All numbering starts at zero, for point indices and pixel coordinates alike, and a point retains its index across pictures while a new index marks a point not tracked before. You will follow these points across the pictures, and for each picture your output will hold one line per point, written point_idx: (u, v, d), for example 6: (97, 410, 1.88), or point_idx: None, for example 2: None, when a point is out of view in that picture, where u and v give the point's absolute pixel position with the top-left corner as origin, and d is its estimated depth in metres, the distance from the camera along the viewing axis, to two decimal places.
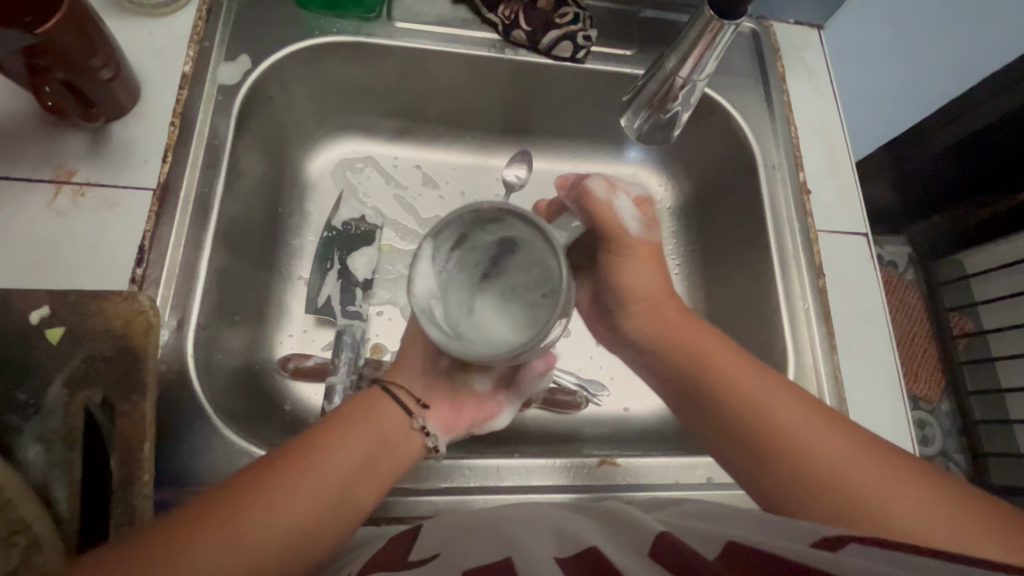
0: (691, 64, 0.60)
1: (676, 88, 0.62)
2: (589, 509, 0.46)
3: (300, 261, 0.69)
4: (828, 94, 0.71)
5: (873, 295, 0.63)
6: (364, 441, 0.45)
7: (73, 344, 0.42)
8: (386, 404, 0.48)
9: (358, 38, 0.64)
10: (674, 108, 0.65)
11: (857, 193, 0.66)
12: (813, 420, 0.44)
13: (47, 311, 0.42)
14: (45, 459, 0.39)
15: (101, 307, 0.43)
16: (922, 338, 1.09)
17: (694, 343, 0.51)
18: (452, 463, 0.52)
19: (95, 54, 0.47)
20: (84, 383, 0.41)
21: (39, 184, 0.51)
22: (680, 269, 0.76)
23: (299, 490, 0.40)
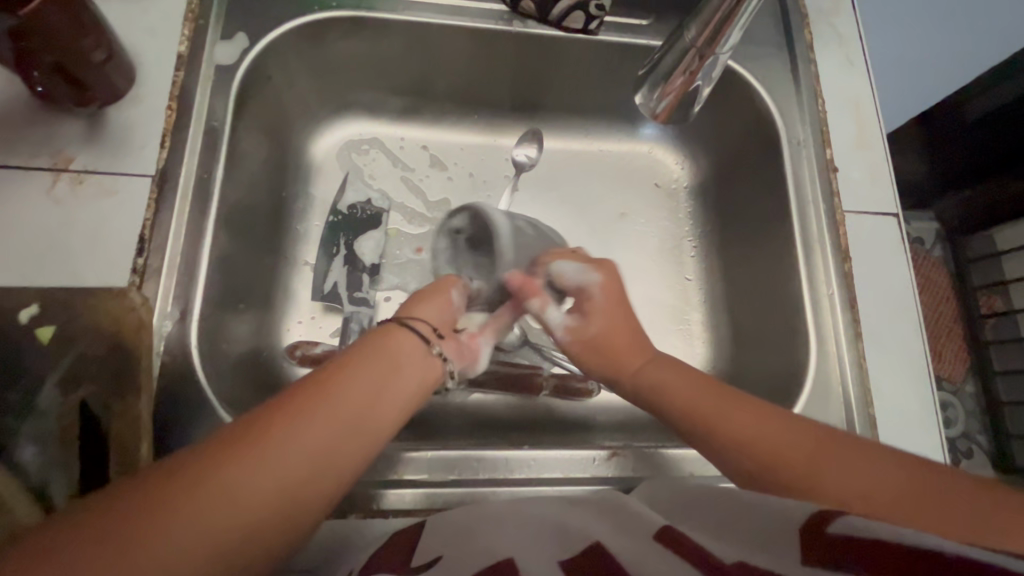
0: (714, 38, 0.56)
1: (698, 64, 0.58)
2: (594, 500, 0.44)
3: (305, 246, 0.68)
4: (859, 62, 0.66)
5: (902, 279, 0.60)
6: (381, 373, 0.42)
7: (66, 341, 0.42)
8: (398, 339, 0.45)
9: (359, 12, 0.61)
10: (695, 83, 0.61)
11: (888, 170, 0.62)
12: (775, 428, 0.43)
13: (37, 310, 0.42)
14: (39, 458, 0.39)
15: (94, 305, 0.43)
16: (947, 318, 1.05)
17: (642, 371, 0.51)
18: (451, 455, 0.51)
19: (85, 35, 0.45)
20: (77, 382, 0.41)
21: (36, 172, 0.49)
22: (696, 251, 0.74)
23: (323, 418, 0.37)
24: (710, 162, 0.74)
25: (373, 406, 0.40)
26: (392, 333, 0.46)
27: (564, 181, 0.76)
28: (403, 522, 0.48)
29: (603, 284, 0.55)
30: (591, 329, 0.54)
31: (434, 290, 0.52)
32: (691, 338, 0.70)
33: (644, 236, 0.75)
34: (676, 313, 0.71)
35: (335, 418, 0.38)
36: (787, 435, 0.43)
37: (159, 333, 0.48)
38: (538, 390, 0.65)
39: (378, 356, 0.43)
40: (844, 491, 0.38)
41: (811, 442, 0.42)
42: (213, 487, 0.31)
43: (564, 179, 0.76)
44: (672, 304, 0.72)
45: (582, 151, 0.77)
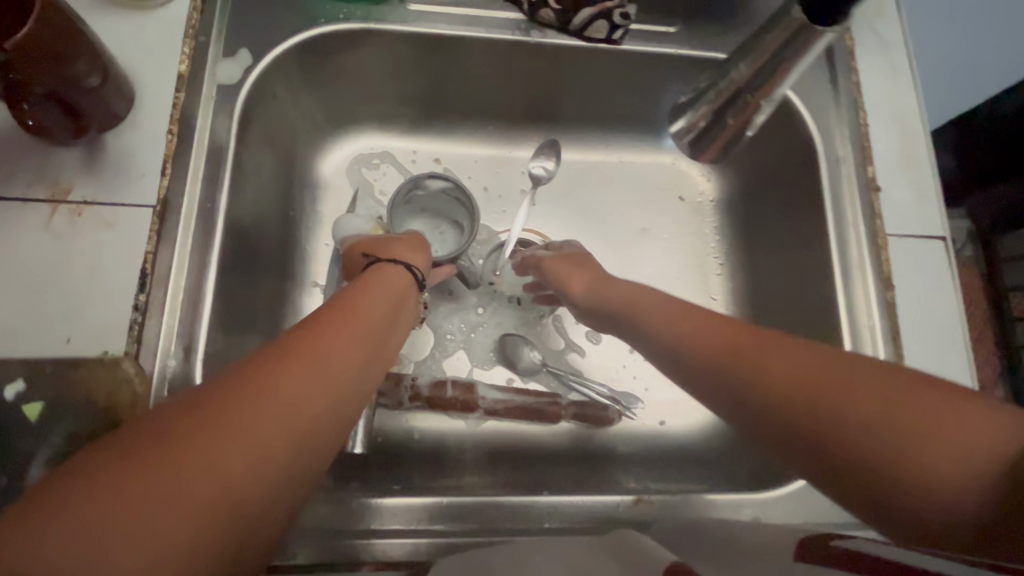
0: (766, 79, 0.53)
1: (748, 104, 0.54)
2: (604, 540, 0.42)
3: (314, 267, 0.65)
4: (905, 69, 0.61)
5: (952, 307, 0.55)
6: (387, 304, 0.44)
7: (54, 417, 0.41)
8: (391, 274, 0.48)
9: (367, 25, 0.57)
10: (749, 119, 0.55)
11: (936, 189, 0.58)
12: (715, 325, 0.42)
13: (22, 385, 0.41)
14: None
15: (83, 378, 0.42)
16: (978, 321, 0.99)
17: (626, 294, 0.52)
18: (431, 502, 0.50)
19: (78, 60, 0.42)
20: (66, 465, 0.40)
21: (34, 204, 0.47)
22: (723, 269, 0.70)
23: (339, 344, 0.36)
24: (738, 175, 0.70)
25: (383, 331, 0.42)
26: (385, 271, 0.48)
27: (581, 194, 0.73)
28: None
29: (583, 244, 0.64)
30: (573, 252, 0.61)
31: (416, 241, 0.55)
32: None
33: (668, 251, 0.71)
34: None
35: (356, 338, 0.38)
36: (739, 339, 0.39)
37: (162, 374, 0.46)
38: (556, 418, 0.63)
39: (379, 288, 0.45)
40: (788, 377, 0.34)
41: (753, 341, 0.38)
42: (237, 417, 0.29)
43: (581, 192, 0.73)
44: None
45: (602, 163, 0.73)
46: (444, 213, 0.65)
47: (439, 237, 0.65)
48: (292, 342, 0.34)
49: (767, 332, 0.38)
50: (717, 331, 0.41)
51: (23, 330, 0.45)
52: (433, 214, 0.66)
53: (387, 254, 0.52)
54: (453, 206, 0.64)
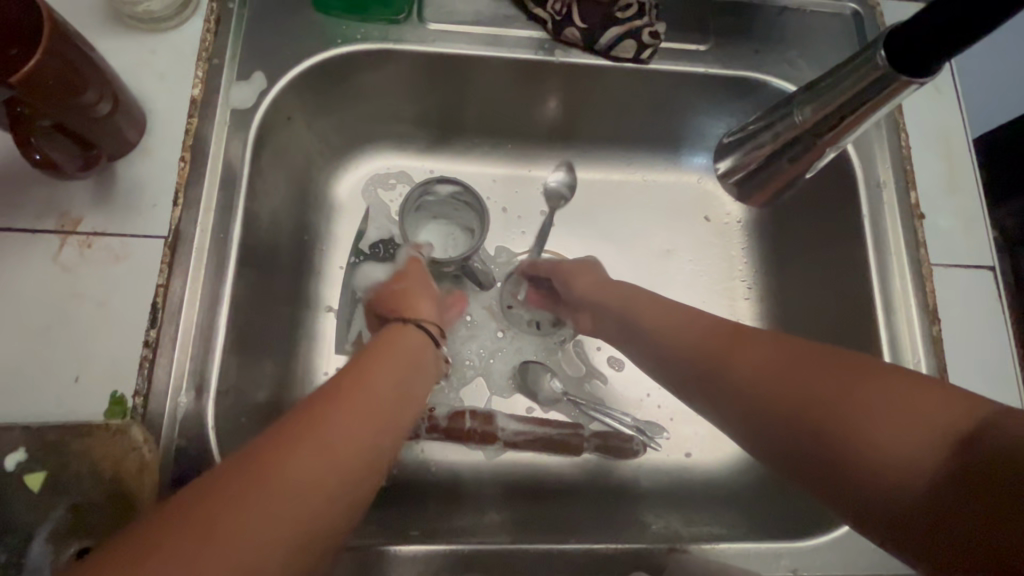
0: (830, 124, 0.52)
1: (811, 147, 0.54)
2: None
3: (328, 291, 0.63)
4: (949, 87, 0.58)
5: (1001, 344, 0.52)
6: (406, 363, 0.43)
7: (59, 487, 0.39)
8: (407, 336, 0.45)
9: (385, 45, 0.55)
10: (810, 163, 0.55)
11: (983, 215, 0.55)
12: (691, 328, 0.47)
13: (23, 455, 0.39)
14: None
15: (88, 446, 0.40)
16: None
17: (626, 295, 0.54)
18: (444, 551, 0.47)
19: (87, 89, 0.41)
20: (72, 535, 0.38)
21: (43, 235, 0.46)
22: (751, 293, 0.67)
23: (350, 419, 0.35)
24: None
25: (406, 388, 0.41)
26: (397, 334, 0.45)
27: (602, 214, 0.70)
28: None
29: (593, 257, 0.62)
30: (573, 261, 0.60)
31: (422, 285, 0.53)
32: None
33: (693, 274, 0.69)
34: None
35: (373, 402, 0.37)
36: (718, 336, 0.45)
37: (174, 414, 0.45)
38: (578, 450, 0.61)
39: (401, 345, 0.44)
40: (772, 384, 0.39)
41: (737, 344, 0.43)
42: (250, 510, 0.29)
43: (603, 212, 0.71)
44: None
45: (624, 182, 0.71)
46: (457, 218, 0.63)
47: (454, 244, 0.63)
48: (301, 424, 0.33)
49: (742, 333, 0.44)
50: (697, 335, 0.46)
51: (30, 368, 0.43)
52: (444, 220, 0.64)
53: (399, 310, 0.49)
54: (464, 210, 0.62)
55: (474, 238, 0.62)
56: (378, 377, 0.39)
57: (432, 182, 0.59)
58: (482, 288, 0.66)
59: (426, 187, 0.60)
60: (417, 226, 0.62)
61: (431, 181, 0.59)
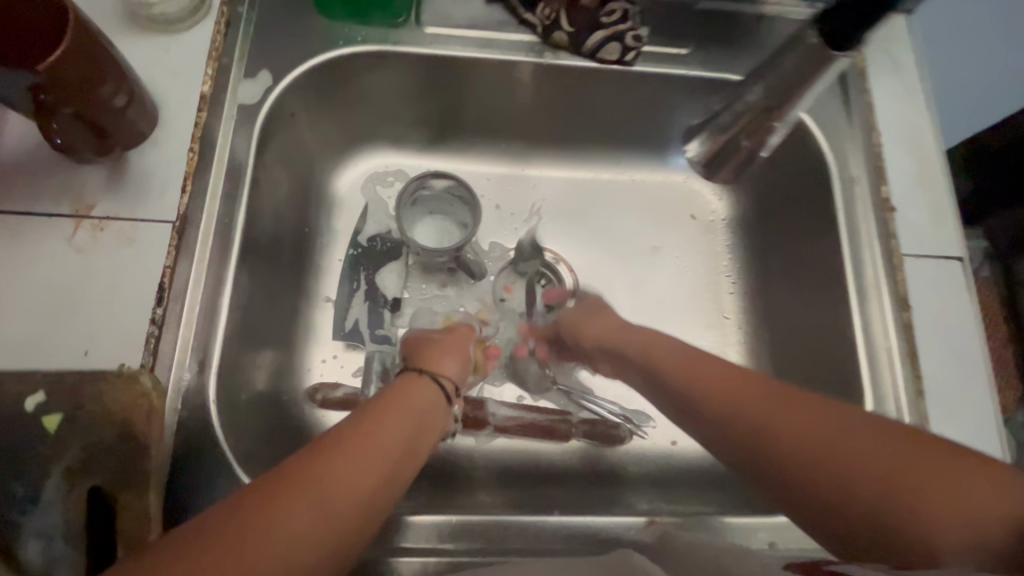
0: (778, 99, 0.59)
1: (763, 122, 0.61)
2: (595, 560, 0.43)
3: (326, 282, 0.66)
4: (918, 90, 0.61)
5: (971, 329, 0.54)
6: (415, 419, 0.43)
7: (72, 430, 0.41)
8: (420, 391, 0.46)
9: (385, 47, 0.59)
10: (761, 139, 0.62)
11: (953, 209, 0.57)
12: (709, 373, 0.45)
13: (43, 397, 0.41)
14: (44, 555, 0.38)
15: (99, 392, 0.42)
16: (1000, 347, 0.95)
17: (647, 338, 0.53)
18: (459, 522, 0.49)
19: (105, 82, 0.44)
20: (84, 474, 0.40)
21: (58, 219, 0.48)
22: (735, 288, 0.70)
23: (351, 471, 0.35)
24: (749, 195, 0.70)
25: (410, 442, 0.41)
26: (413, 387, 0.46)
27: (592, 211, 0.73)
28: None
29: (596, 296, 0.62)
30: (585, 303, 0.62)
31: (454, 345, 0.54)
32: None
33: (679, 269, 0.71)
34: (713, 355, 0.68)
35: (376, 454, 0.37)
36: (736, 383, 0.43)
37: (177, 388, 0.47)
38: (565, 436, 0.63)
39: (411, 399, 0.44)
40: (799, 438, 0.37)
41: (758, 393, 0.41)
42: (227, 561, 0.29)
43: (593, 209, 0.73)
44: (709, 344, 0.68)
45: (613, 182, 0.74)
46: (452, 213, 0.66)
47: (449, 236, 0.66)
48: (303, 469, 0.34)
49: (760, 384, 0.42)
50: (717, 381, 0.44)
51: (42, 343, 0.45)
52: (440, 216, 0.66)
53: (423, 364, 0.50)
54: (459, 205, 0.65)
55: (467, 231, 0.64)
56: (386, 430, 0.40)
57: (426, 176, 0.62)
58: (474, 279, 0.69)
59: (421, 181, 0.62)
60: (413, 220, 0.65)
61: (425, 176, 0.62)
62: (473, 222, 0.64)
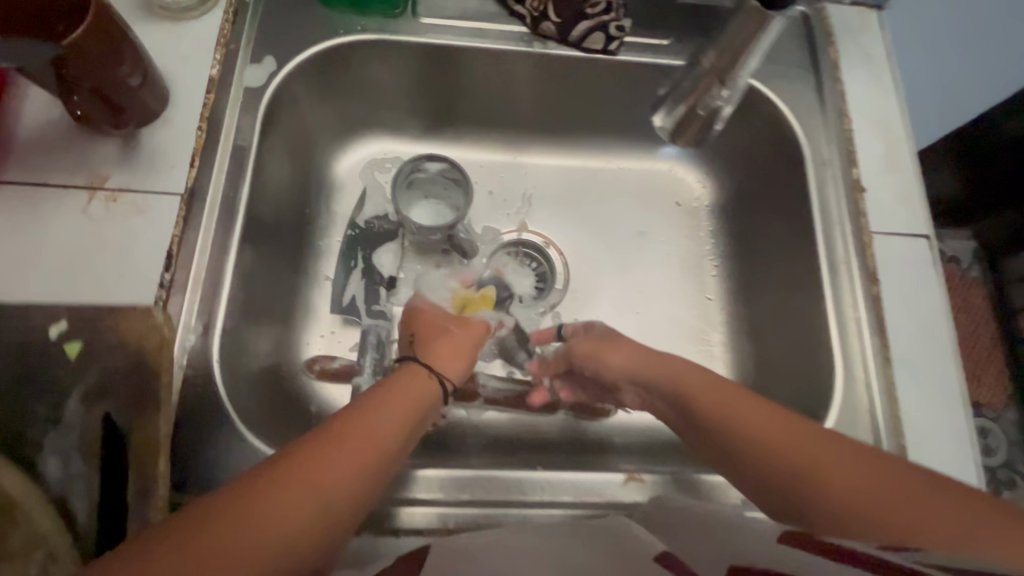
0: (730, 62, 0.60)
1: (717, 87, 0.62)
2: (593, 525, 0.46)
3: (324, 262, 0.69)
4: (887, 80, 0.65)
5: (936, 301, 0.57)
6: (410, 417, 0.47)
7: (91, 358, 0.42)
8: (421, 390, 0.50)
9: (383, 36, 0.62)
10: (716, 104, 0.64)
11: (920, 191, 0.60)
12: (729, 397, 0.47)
13: (65, 326, 0.42)
14: (62, 472, 0.39)
15: (116, 323, 0.42)
16: (985, 340, 1.18)
17: (670, 367, 0.53)
18: (466, 476, 0.51)
19: (123, 63, 0.47)
20: (101, 397, 0.41)
21: (74, 190, 0.52)
22: (717, 270, 0.73)
23: (341, 466, 0.39)
24: (730, 181, 0.73)
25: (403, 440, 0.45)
26: (418, 382, 0.50)
27: (582, 197, 0.77)
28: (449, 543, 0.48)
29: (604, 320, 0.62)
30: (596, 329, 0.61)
31: (456, 339, 0.59)
32: (712, 359, 0.69)
33: (665, 254, 0.74)
34: (696, 334, 0.71)
35: (368, 449, 0.41)
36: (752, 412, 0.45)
37: (183, 347, 0.50)
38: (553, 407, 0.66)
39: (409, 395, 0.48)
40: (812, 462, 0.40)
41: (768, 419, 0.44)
42: (225, 535, 0.32)
43: (582, 196, 0.77)
44: (691, 324, 0.71)
45: (602, 170, 0.77)
46: (447, 199, 0.69)
47: (442, 219, 0.68)
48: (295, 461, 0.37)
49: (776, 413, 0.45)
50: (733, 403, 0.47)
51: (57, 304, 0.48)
52: (434, 200, 0.69)
53: (428, 358, 0.55)
54: (454, 191, 0.68)
55: (460, 214, 0.67)
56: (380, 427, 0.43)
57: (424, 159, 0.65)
58: (468, 257, 0.72)
59: (420, 164, 0.66)
60: (409, 200, 0.68)
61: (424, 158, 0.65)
62: (464, 206, 0.67)
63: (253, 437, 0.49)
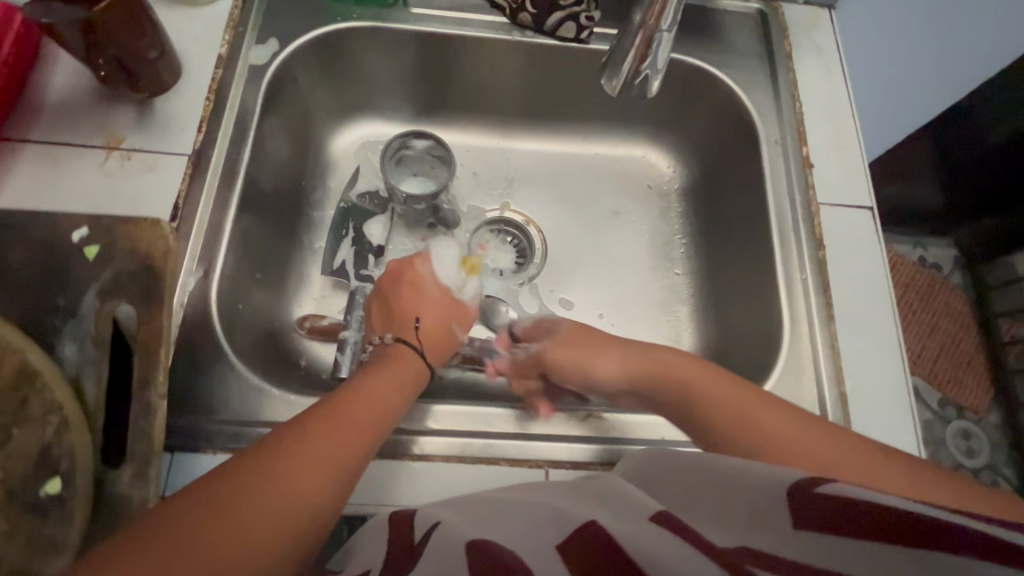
0: (649, 15, 0.52)
1: (643, 50, 0.55)
2: (575, 481, 0.48)
3: (318, 232, 0.74)
4: (837, 70, 0.71)
5: (876, 265, 0.62)
6: (398, 391, 0.51)
7: (105, 260, 0.46)
8: (408, 363, 0.55)
9: (376, 23, 0.69)
10: (642, 71, 0.56)
11: (864, 168, 0.66)
12: (723, 387, 0.49)
13: (86, 231, 0.46)
14: (77, 356, 0.43)
15: (128, 230, 0.46)
16: (968, 345, 1.33)
17: (660, 367, 0.53)
18: (450, 410, 0.56)
19: (143, 37, 0.53)
20: (112, 295, 0.45)
21: (92, 150, 0.57)
22: (685, 247, 0.78)
23: (337, 437, 0.42)
24: (696, 164, 0.79)
25: (392, 413, 0.49)
26: (404, 360, 0.55)
27: (562, 180, 0.82)
28: (438, 467, 0.53)
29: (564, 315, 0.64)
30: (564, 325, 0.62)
31: (442, 316, 0.62)
32: (678, 328, 0.74)
33: (637, 232, 0.80)
34: (663, 305, 0.76)
35: (360, 422, 0.45)
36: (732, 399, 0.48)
37: (184, 288, 0.55)
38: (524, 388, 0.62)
39: (396, 372, 0.52)
40: (789, 438, 0.43)
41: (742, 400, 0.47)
42: (232, 509, 0.35)
43: (562, 179, 0.82)
44: (660, 296, 0.76)
45: (581, 154, 0.83)
46: (437, 174, 0.74)
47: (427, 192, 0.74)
48: (293, 437, 0.41)
49: (750, 393, 0.48)
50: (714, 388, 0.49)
51: None
52: (423, 177, 0.74)
53: (412, 335, 0.58)
54: (441, 169, 0.74)
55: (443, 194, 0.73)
56: (368, 400, 0.47)
57: (414, 135, 0.71)
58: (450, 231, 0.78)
59: (415, 137, 0.71)
60: (402, 173, 0.74)
61: (417, 133, 0.71)
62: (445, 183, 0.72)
63: (244, 369, 0.53)
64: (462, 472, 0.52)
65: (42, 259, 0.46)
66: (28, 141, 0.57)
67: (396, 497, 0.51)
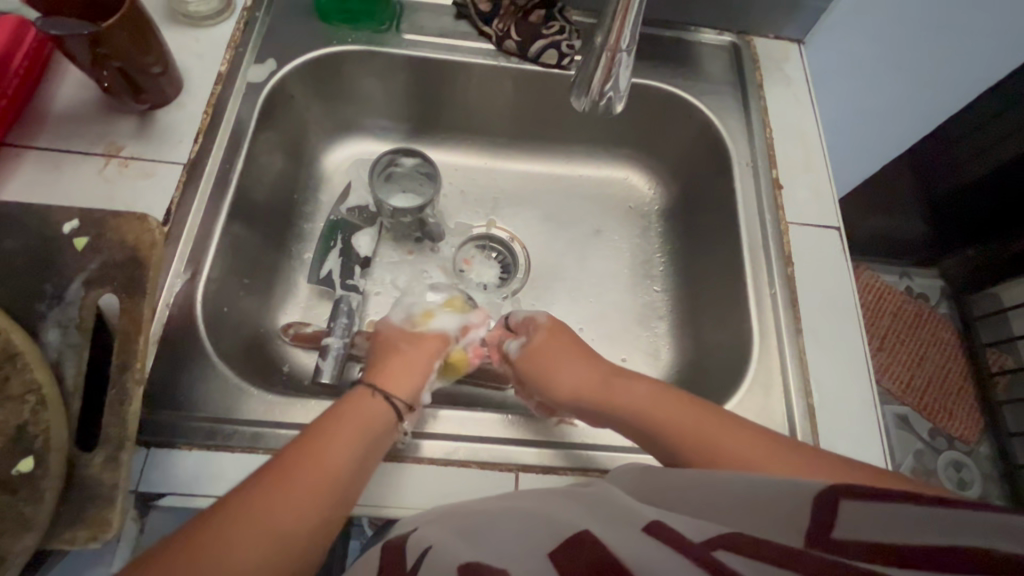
0: (613, 38, 0.56)
1: (609, 71, 0.58)
2: (562, 490, 0.49)
3: (307, 243, 0.77)
4: (807, 99, 0.75)
5: (845, 283, 0.64)
6: (365, 440, 0.49)
7: (95, 251, 0.48)
8: (366, 406, 0.52)
9: (371, 46, 0.73)
10: (607, 92, 0.60)
11: (831, 191, 0.69)
12: (683, 407, 0.50)
13: (77, 223, 0.48)
14: (60, 341, 0.45)
15: (118, 225, 0.49)
16: (957, 374, 1.34)
17: (624, 390, 0.54)
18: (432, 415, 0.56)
19: (148, 52, 0.57)
20: (98, 284, 0.47)
21: (92, 156, 0.60)
22: (664, 265, 0.80)
23: (290, 500, 0.42)
24: (674, 185, 0.82)
25: (359, 466, 0.47)
26: (358, 404, 0.52)
27: (547, 199, 0.85)
28: (411, 467, 0.53)
29: (546, 313, 0.64)
30: (539, 334, 0.62)
31: (404, 356, 0.60)
32: (656, 342, 0.76)
33: (618, 250, 0.82)
34: (643, 320, 0.77)
35: (318, 479, 0.44)
36: (691, 416, 0.49)
37: (171, 288, 0.57)
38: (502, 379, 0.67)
39: (362, 416, 0.50)
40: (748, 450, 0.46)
41: (698, 417, 0.49)
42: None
43: (547, 198, 0.85)
44: (640, 311, 0.78)
45: (566, 175, 0.86)
46: (423, 188, 0.76)
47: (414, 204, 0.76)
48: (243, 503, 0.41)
49: (704, 408, 0.50)
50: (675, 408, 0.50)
51: None
52: (410, 194, 0.77)
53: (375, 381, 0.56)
54: (424, 181, 0.76)
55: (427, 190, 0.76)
56: (330, 453, 0.46)
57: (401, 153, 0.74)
58: (436, 245, 0.81)
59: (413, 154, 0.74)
60: (396, 194, 0.76)
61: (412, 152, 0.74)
62: (426, 184, 0.76)
63: (223, 368, 0.55)
64: (440, 473, 0.53)
65: (34, 252, 0.48)
66: (32, 146, 0.60)
67: (369, 495, 0.52)
